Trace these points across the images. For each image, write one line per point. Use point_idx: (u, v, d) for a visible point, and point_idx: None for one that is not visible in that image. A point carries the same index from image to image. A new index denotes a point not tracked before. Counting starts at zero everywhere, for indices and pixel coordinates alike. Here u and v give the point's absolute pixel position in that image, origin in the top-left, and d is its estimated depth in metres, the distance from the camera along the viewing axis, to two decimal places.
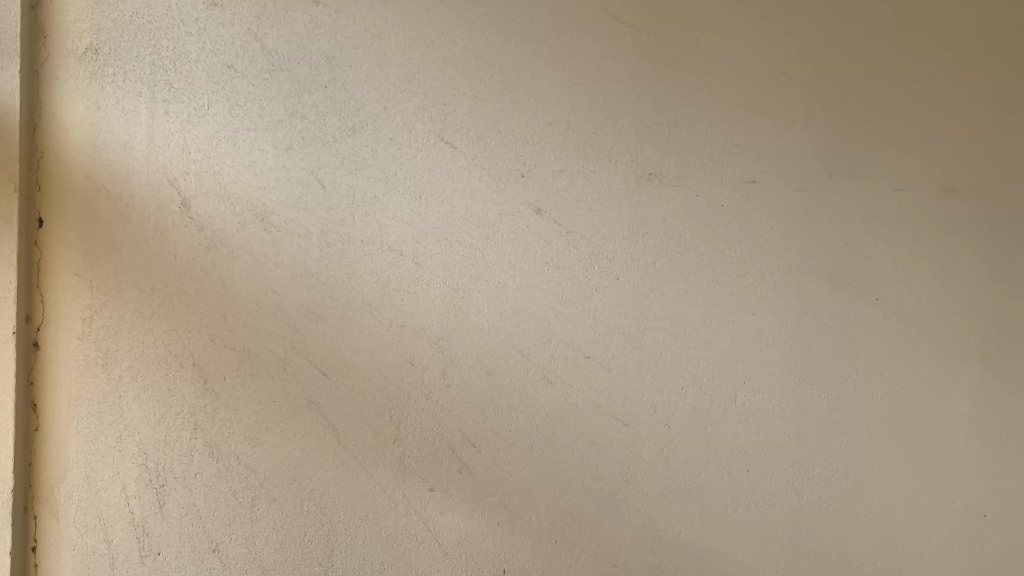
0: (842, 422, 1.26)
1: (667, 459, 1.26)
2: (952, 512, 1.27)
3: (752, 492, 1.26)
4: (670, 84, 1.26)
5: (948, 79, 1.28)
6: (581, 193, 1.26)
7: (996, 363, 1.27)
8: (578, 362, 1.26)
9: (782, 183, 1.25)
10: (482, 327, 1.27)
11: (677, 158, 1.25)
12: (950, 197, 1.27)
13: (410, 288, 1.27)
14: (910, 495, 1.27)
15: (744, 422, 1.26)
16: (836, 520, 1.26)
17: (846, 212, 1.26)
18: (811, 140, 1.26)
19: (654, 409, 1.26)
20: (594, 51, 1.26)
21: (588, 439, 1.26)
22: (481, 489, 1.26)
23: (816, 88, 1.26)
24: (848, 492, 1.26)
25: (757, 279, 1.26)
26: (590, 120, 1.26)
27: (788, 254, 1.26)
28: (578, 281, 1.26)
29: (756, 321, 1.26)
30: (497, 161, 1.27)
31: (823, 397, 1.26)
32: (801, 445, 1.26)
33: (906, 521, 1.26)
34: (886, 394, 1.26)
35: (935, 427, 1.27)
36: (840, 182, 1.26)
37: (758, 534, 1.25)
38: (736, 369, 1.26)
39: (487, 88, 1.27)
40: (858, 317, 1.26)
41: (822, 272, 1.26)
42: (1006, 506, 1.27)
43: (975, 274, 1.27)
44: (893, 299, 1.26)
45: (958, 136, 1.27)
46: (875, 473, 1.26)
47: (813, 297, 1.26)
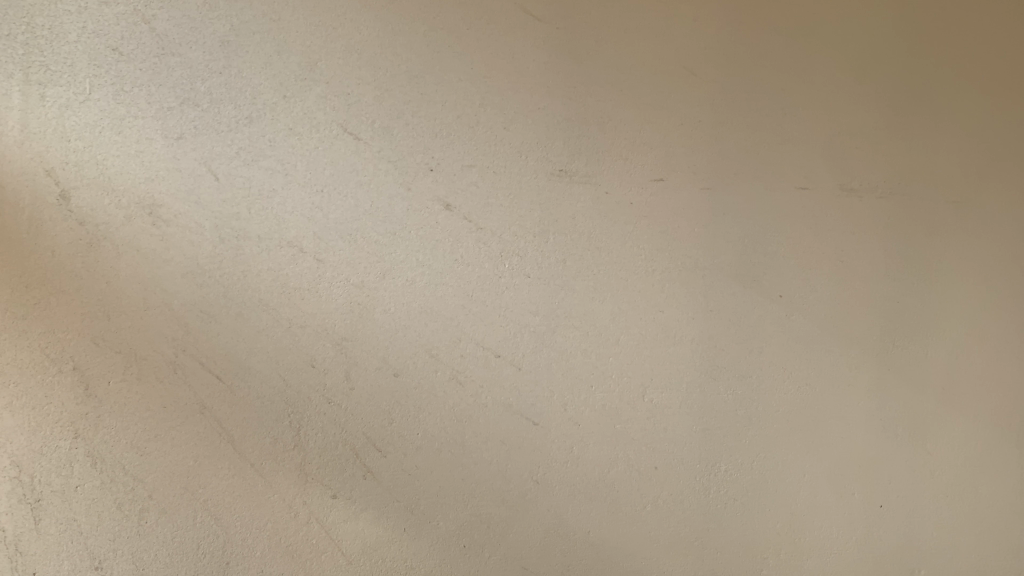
0: (748, 417, 1.28)
1: (576, 458, 1.24)
2: (851, 504, 1.30)
3: (660, 490, 1.25)
4: (581, 80, 1.27)
5: (848, 80, 1.33)
6: (492, 188, 1.24)
7: (894, 356, 1.32)
8: (489, 361, 1.23)
9: (691, 181, 1.28)
10: (387, 326, 1.21)
11: (586, 154, 1.26)
12: (851, 196, 1.32)
13: (311, 286, 1.20)
14: (813, 489, 1.29)
15: (653, 419, 1.26)
16: (742, 516, 1.27)
17: (752, 209, 1.29)
18: (718, 139, 1.29)
19: (564, 408, 1.24)
20: (504, 45, 1.26)
21: (499, 440, 1.22)
22: (388, 495, 1.19)
23: (723, 88, 1.30)
24: (753, 486, 1.27)
25: (664, 277, 1.27)
26: (500, 115, 1.25)
27: (695, 251, 1.28)
28: (489, 279, 1.24)
29: (664, 318, 1.27)
30: (403, 154, 1.23)
31: (729, 392, 1.28)
32: (707, 441, 1.27)
33: (809, 515, 1.28)
34: (790, 389, 1.29)
35: (835, 421, 1.30)
36: (746, 180, 1.29)
37: (666, 532, 1.25)
38: (646, 365, 1.26)
39: (393, 78, 1.23)
40: (764, 312, 1.29)
41: (728, 268, 1.29)
42: (901, 498, 1.31)
43: (874, 269, 1.32)
44: (796, 296, 1.30)
45: (858, 136, 1.33)
46: (778, 468, 1.28)
47: (719, 296, 1.28)
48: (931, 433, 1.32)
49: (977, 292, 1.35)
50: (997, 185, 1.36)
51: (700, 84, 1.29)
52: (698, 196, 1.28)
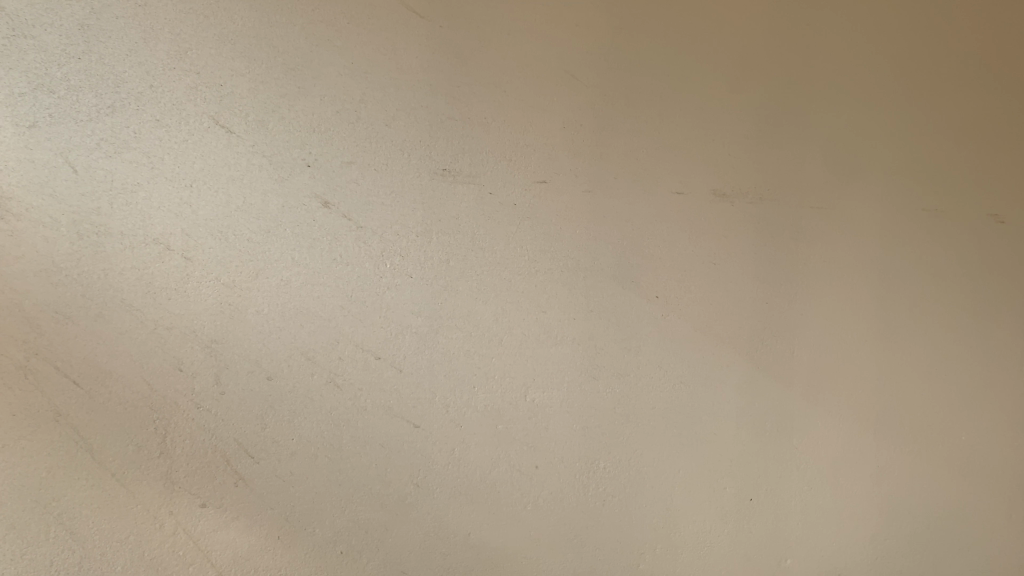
0: (626, 415, 1.30)
1: (457, 460, 1.23)
2: (723, 498, 1.34)
3: (540, 489, 1.26)
4: (464, 80, 1.26)
5: (722, 89, 1.38)
6: (373, 186, 1.22)
7: (762, 354, 1.37)
8: (368, 363, 1.21)
9: (572, 184, 1.30)
10: (260, 328, 1.17)
11: (469, 154, 1.26)
12: (724, 201, 1.36)
13: (179, 286, 1.14)
14: (687, 484, 1.33)
15: (534, 419, 1.27)
16: (619, 512, 1.29)
17: (631, 212, 1.32)
18: (599, 143, 1.31)
19: (446, 410, 1.23)
20: (386, 41, 1.24)
21: (378, 443, 1.20)
22: (261, 502, 1.15)
23: (603, 92, 1.32)
24: (631, 483, 1.30)
25: (546, 278, 1.28)
26: (381, 112, 1.23)
27: (576, 253, 1.29)
28: (369, 279, 1.21)
29: (545, 318, 1.28)
30: (279, 150, 1.19)
31: (609, 391, 1.30)
32: (586, 440, 1.29)
33: (684, 509, 1.32)
34: (666, 387, 1.32)
35: (708, 417, 1.34)
36: (625, 184, 1.32)
37: (546, 530, 1.26)
38: (527, 365, 1.27)
39: (269, 70, 1.19)
40: (642, 313, 1.32)
41: (608, 269, 1.31)
42: (769, 491, 1.37)
43: (745, 272, 1.37)
44: (672, 297, 1.33)
45: (731, 143, 1.37)
46: (655, 464, 1.31)
47: (599, 296, 1.30)
48: (796, 428, 1.39)
49: (839, 294, 1.42)
50: (857, 193, 1.44)
51: (581, 88, 1.31)
52: (579, 198, 1.30)
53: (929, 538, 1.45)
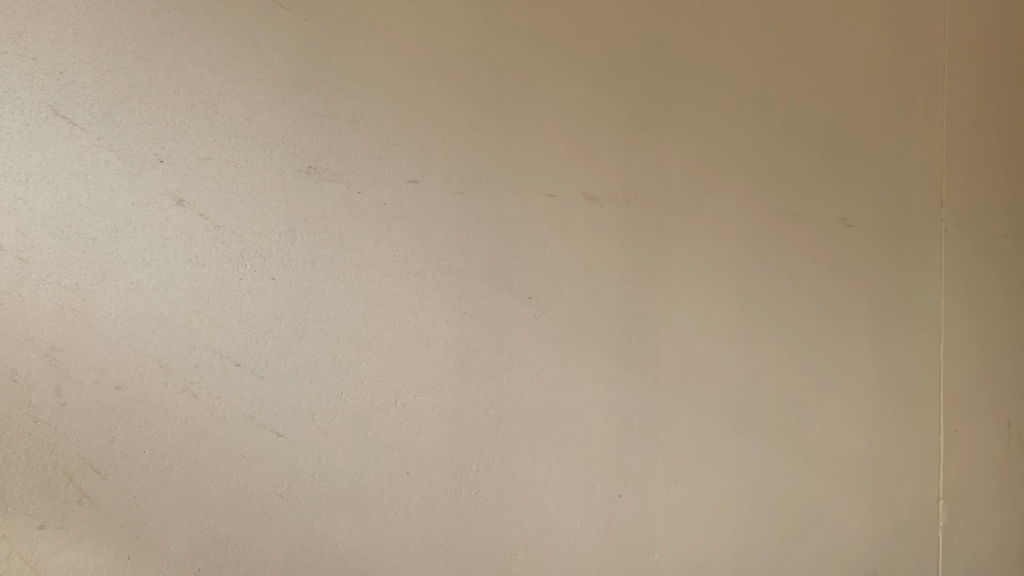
0: (498, 417, 1.30)
1: (324, 468, 1.19)
2: (593, 497, 1.36)
3: (411, 494, 1.24)
4: (331, 75, 1.22)
5: (593, 92, 1.39)
6: (232, 183, 1.16)
7: (630, 354, 1.40)
8: (227, 370, 1.15)
9: (443, 184, 1.28)
10: (107, 335, 1.09)
11: (336, 151, 1.22)
12: (593, 204, 1.38)
13: (13, 290, 1.05)
14: (558, 484, 1.34)
15: (405, 423, 1.24)
16: (491, 515, 1.29)
17: (502, 213, 1.32)
18: (470, 143, 1.30)
19: (312, 417, 1.19)
20: (247, 31, 1.18)
21: (239, 453, 1.15)
22: (108, 521, 1.08)
23: (475, 92, 1.31)
24: (503, 485, 1.30)
25: (418, 279, 1.26)
26: (241, 106, 1.17)
27: (448, 253, 1.28)
28: (229, 281, 1.16)
29: (417, 320, 1.26)
30: (129, 143, 1.12)
31: (481, 394, 1.29)
32: (458, 443, 1.27)
33: (555, 508, 1.33)
34: (538, 388, 1.33)
35: (578, 417, 1.36)
36: (496, 185, 1.31)
37: (417, 536, 1.24)
38: (398, 369, 1.24)
39: (117, 58, 1.12)
40: (513, 314, 1.32)
41: (480, 270, 1.30)
42: (637, 488, 1.40)
43: (614, 272, 1.40)
44: (544, 298, 1.34)
45: (601, 146, 1.39)
46: (526, 465, 1.32)
47: (471, 297, 1.29)
48: (662, 424, 1.42)
49: (703, 293, 1.47)
50: (719, 196, 1.49)
51: (452, 87, 1.29)
52: (450, 199, 1.28)
53: (784, 526, 1.53)
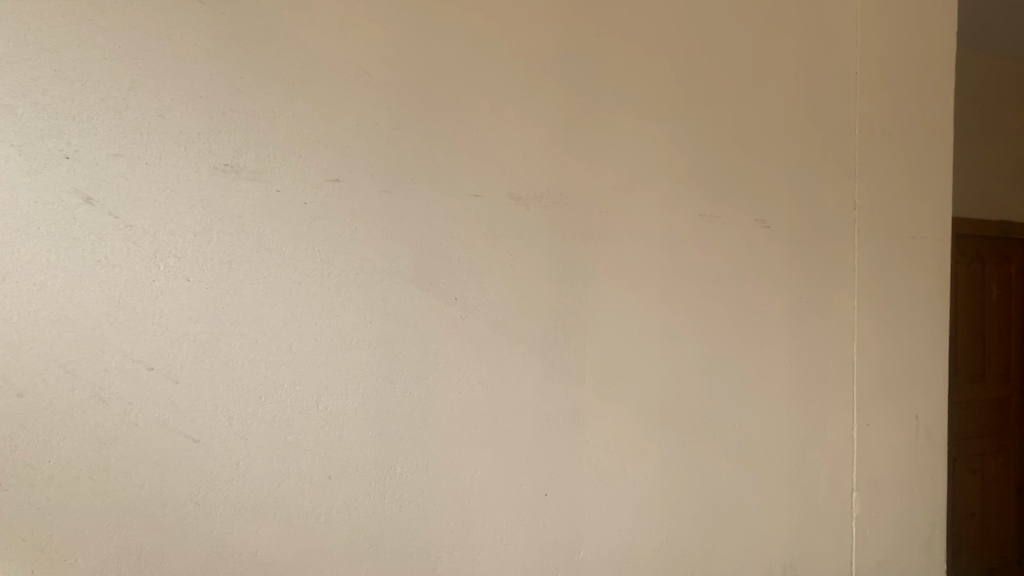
0: (423, 419, 1.29)
1: (242, 475, 1.16)
2: (519, 496, 1.37)
3: (333, 499, 1.22)
4: (249, 71, 1.19)
5: (517, 92, 1.39)
6: (143, 181, 1.12)
7: (555, 354, 1.41)
8: (139, 375, 1.11)
9: (366, 183, 1.26)
10: (8, 339, 1.04)
11: (254, 149, 1.19)
12: (519, 204, 1.38)
13: None
14: (483, 484, 1.34)
15: (327, 427, 1.22)
16: (416, 518, 1.28)
17: (427, 213, 1.31)
18: (394, 142, 1.29)
19: (230, 422, 1.16)
20: (160, 24, 1.14)
21: (152, 461, 1.11)
22: (9, 535, 1.03)
23: (399, 90, 1.29)
24: (428, 487, 1.29)
25: (340, 280, 1.24)
26: (154, 101, 1.13)
27: (371, 254, 1.26)
28: (140, 283, 1.11)
29: (339, 322, 1.24)
30: (31, 138, 1.06)
31: (405, 396, 1.28)
32: (382, 446, 1.26)
33: (480, 509, 1.33)
34: (462, 389, 1.32)
35: (504, 417, 1.36)
36: (421, 185, 1.30)
37: (340, 541, 1.22)
38: (319, 371, 1.22)
39: (18, 49, 1.06)
40: (438, 316, 1.31)
41: (404, 272, 1.29)
42: (563, 486, 1.41)
43: (539, 272, 1.40)
44: (469, 299, 1.33)
45: (526, 147, 1.40)
46: (451, 467, 1.31)
47: (394, 298, 1.28)
48: (586, 423, 1.44)
49: (627, 292, 1.49)
50: (642, 197, 1.51)
51: (375, 85, 1.28)
52: (374, 198, 1.27)
53: (706, 520, 1.57)
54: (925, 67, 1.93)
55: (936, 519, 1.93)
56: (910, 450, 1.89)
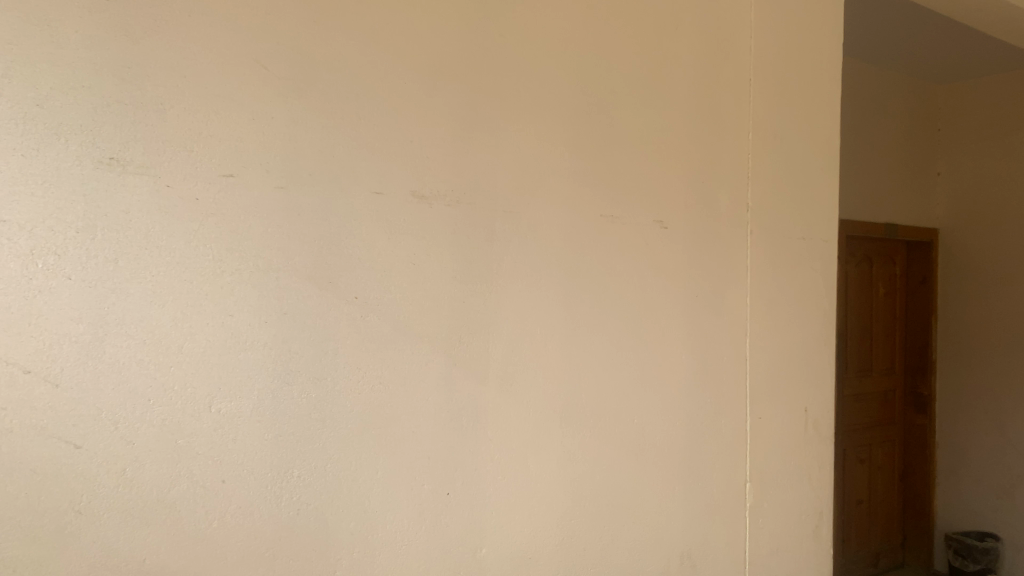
0: (322, 420, 1.27)
1: (129, 481, 1.11)
2: (421, 496, 1.36)
3: (227, 504, 1.19)
4: (137, 60, 1.14)
5: (420, 90, 1.39)
6: (19, 174, 1.06)
7: (458, 352, 1.41)
8: (14, 379, 1.04)
9: (262, 179, 1.23)
10: None
11: (141, 142, 1.14)
12: (422, 202, 1.38)
13: None
14: (384, 485, 1.33)
15: (220, 430, 1.19)
16: (314, 521, 1.26)
17: (326, 211, 1.29)
18: (292, 137, 1.26)
19: (115, 426, 1.11)
20: (36, 9, 1.07)
21: (29, 469, 1.05)
22: None
23: (297, 85, 1.27)
24: (327, 489, 1.27)
25: (234, 279, 1.21)
26: (31, 90, 1.07)
27: (267, 252, 1.23)
28: (16, 281, 1.05)
29: (233, 322, 1.20)
30: None
31: (303, 397, 1.26)
32: (279, 448, 1.23)
33: (382, 509, 1.32)
34: (363, 389, 1.31)
35: (406, 416, 1.35)
36: (320, 183, 1.28)
37: (234, 546, 1.19)
38: (211, 373, 1.18)
39: None
40: (338, 315, 1.29)
41: (302, 270, 1.26)
42: (466, 485, 1.41)
43: (442, 271, 1.40)
44: (370, 298, 1.32)
45: (428, 145, 1.39)
46: (351, 469, 1.29)
47: (292, 298, 1.25)
48: (490, 420, 1.45)
49: (530, 289, 1.51)
50: (545, 197, 1.53)
51: (272, 80, 1.25)
52: (270, 195, 1.24)
53: (606, 514, 1.60)
54: (812, 76, 2.03)
55: (824, 506, 2.04)
56: (799, 440, 1.98)
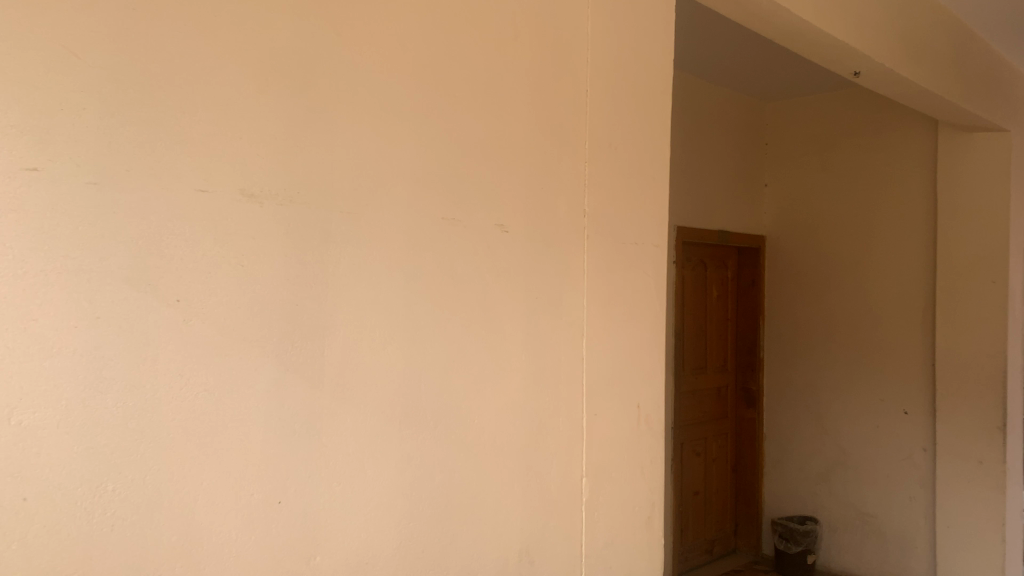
0: (140, 430, 1.20)
1: None
2: (249, 505, 1.32)
3: (30, 523, 1.10)
4: None
5: (249, 86, 1.34)
6: None
7: (291, 356, 1.37)
8: None
9: (72, 173, 1.15)
10: None
11: None
12: (250, 201, 1.34)
13: None
14: (209, 495, 1.27)
15: (22, 443, 1.10)
16: (131, 536, 1.19)
17: (146, 209, 1.22)
18: (107, 129, 1.19)
19: None
20: None
21: None
22: None
23: (112, 76, 1.19)
24: (145, 502, 1.20)
25: (39, 281, 1.12)
26: None
27: (78, 252, 1.15)
28: None
29: (37, 327, 1.12)
30: None
31: (119, 405, 1.18)
32: (91, 461, 1.15)
33: (206, 521, 1.27)
34: (186, 396, 1.25)
35: (233, 423, 1.30)
36: (138, 179, 1.21)
37: (39, 569, 1.10)
38: (12, 382, 1.09)
39: None
40: (157, 319, 1.22)
41: (118, 271, 1.19)
42: (297, 492, 1.38)
43: (273, 274, 1.36)
44: (193, 300, 1.26)
45: (258, 142, 1.35)
46: (173, 480, 1.23)
47: (107, 301, 1.18)
48: (325, 424, 1.42)
49: (367, 292, 1.49)
50: (383, 198, 1.52)
51: (84, 68, 1.17)
52: (81, 191, 1.16)
53: (445, 515, 1.61)
54: (644, 88, 2.13)
55: (655, 498, 2.13)
56: (633, 435, 2.07)
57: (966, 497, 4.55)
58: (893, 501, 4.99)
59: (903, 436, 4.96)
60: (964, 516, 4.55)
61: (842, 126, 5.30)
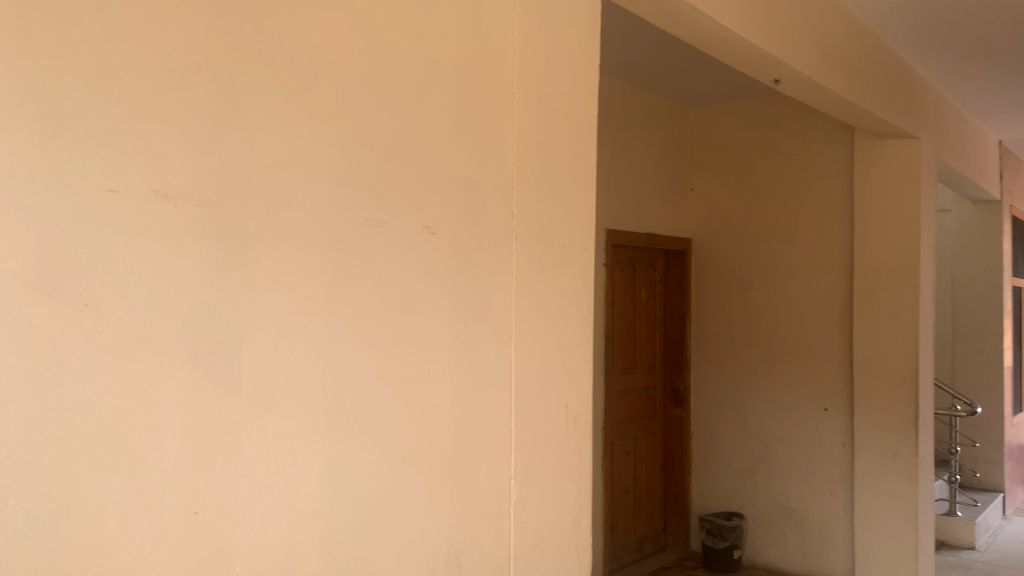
0: (45, 441, 1.15)
1: None
2: (164, 516, 1.27)
3: None
4: None
5: (164, 83, 1.30)
6: None
7: (208, 362, 1.33)
8: None
9: None
10: None
11: None
12: (164, 201, 1.29)
13: None
14: (121, 507, 1.22)
15: None
16: (35, 553, 1.13)
17: (50, 210, 1.17)
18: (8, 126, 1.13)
19: None
20: None
21: None
22: None
23: (14, 70, 1.14)
24: (51, 517, 1.15)
25: None
26: None
27: None
28: None
29: None
30: None
31: (21, 416, 1.13)
32: None
33: (117, 534, 1.22)
34: (95, 405, 1.20)
35: (146, 432, 1.25)
36: (42, 178, 1.16)
37: None
38: None
39: None
40: (62, 324, 1.17)
41: (20, 275, 1.13)
42: (215, 502, 1.34)
43: (188, 276, 1.31)
44: (102, 305, 1.21)
45: (173, 141, 1.30)
46: (82, 492, 1.18)
47: (8, 306, 1.12)
48: (244, 431, 1.38)
49: (289, 295, 1.46)
50: (305, 199, 1.49)
51: None
52: None
53: (370, 522, 1.59)
54: (571, 91, 2.14)
55: (583, 498, 2.15)
56: (561, 436, 2.08)
57: (882, 490, 4.74)
58: (814, 494, 5.16)
59: (824, 432, 5.14)
60: (881, 508, 4.74)
61: (765, 132, 5.46)
